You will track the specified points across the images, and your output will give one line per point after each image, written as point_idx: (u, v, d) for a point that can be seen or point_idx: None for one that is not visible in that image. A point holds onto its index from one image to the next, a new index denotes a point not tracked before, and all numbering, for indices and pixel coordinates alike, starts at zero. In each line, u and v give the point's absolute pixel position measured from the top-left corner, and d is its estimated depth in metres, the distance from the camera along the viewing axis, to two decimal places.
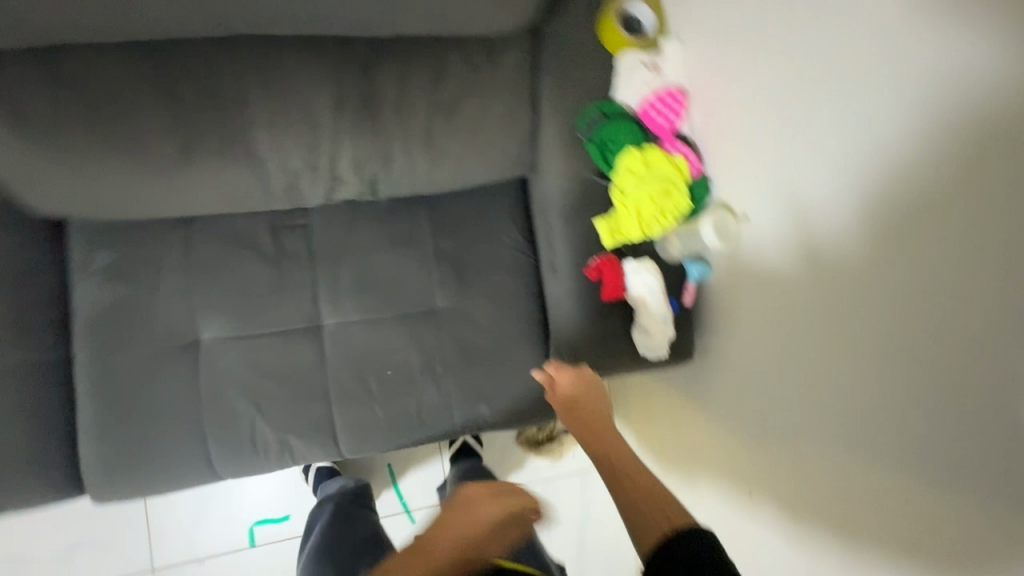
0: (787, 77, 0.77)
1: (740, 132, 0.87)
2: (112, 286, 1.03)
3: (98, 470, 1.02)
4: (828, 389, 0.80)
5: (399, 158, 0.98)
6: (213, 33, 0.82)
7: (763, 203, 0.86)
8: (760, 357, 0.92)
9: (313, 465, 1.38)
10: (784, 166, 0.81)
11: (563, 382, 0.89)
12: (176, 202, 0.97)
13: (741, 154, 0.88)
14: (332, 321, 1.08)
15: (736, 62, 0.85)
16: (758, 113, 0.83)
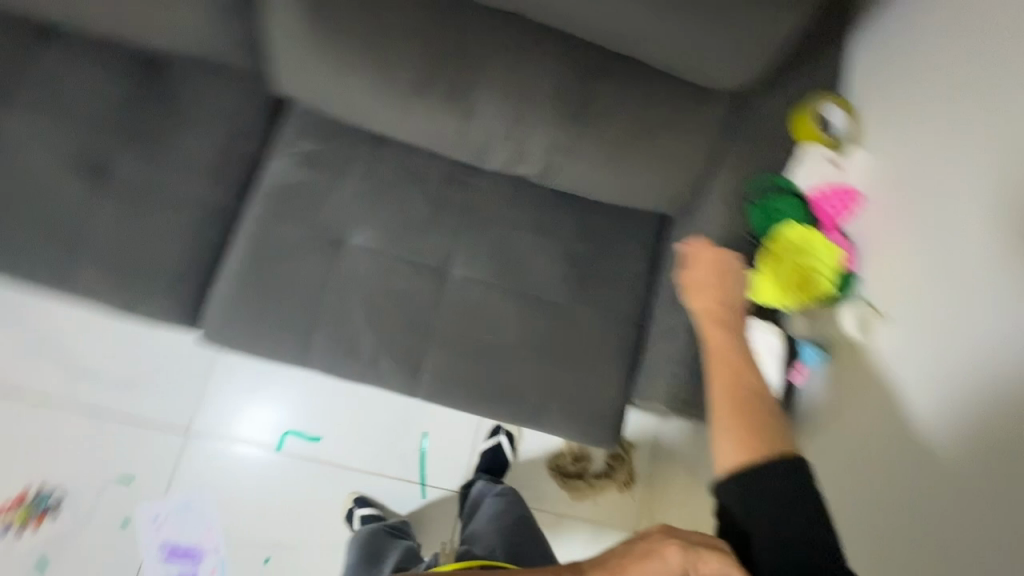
0: (978, 211, 0.79)
1: (910, 245, 0.90)
2: (301, 168, 1.17)
3: (218, 313, 1.12)
4: (944, 521, 0.78)
5: (583, 157, 1.08)
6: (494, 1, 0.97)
7: (916, 317, 0.88)
8: (874, 464, 0.92)
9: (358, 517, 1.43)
10: (951, 290, 0.83)
11: (706, 260, 0.98)
12: (389, 123, 1.11)
13: (905, 265, 0.91)
14: (460, 272, 1.16)
15: (927, 181, 0.88)
16: (912, 252, 0.90)
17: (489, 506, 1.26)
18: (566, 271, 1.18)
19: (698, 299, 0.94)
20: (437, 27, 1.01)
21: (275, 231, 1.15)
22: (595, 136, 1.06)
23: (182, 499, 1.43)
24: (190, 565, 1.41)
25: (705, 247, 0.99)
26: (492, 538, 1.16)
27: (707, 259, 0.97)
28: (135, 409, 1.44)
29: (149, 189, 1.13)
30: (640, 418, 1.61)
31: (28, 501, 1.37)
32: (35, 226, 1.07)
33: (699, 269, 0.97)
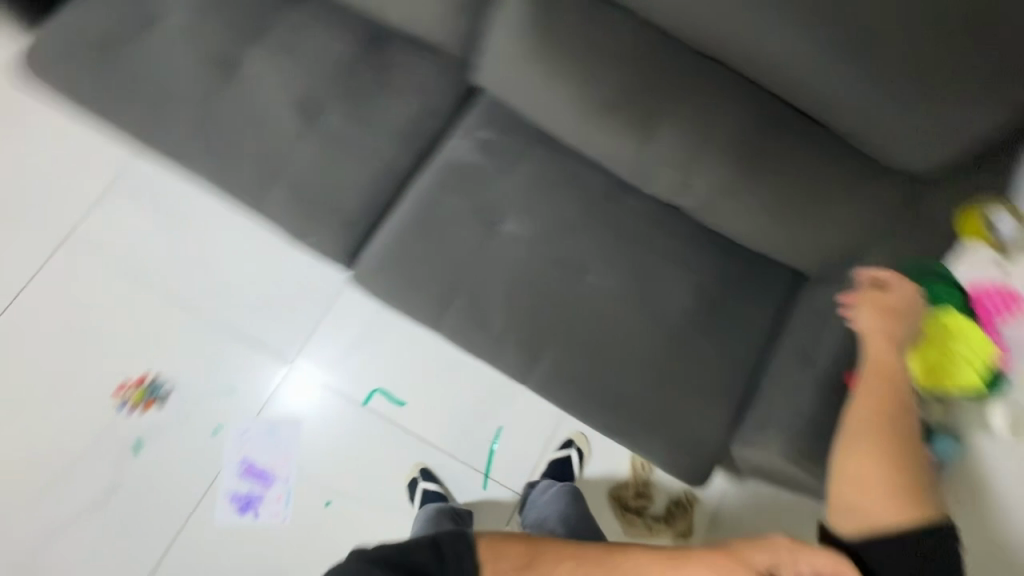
0: None
1: None
2: (478, 151, 1.28)
3: (374, 260, 1.24)
4: None
5: (746, 201, 1.14)
6: (710, 45, 1.07)
7: None
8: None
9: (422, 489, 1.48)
10: None
11: (906, 295, 0.99)
12: (571, 130, 1.21)
13: None
14: (596, 279, 1.23)
15: None
16: None
17: (552, 495, 1.35)
18: (695, 304, 1.22)
19: (892, 327, 0.97)
20: (647, 58, 1.12)
21: (441, 201, 1.26)
22: (763, 186, 1.12)
23: (270, 423, 1.52)
24: (259, 487, 1.47)
25: (892, 278, 1.02)
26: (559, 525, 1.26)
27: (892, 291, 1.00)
28: (253, 330, 1.56)
29: (346, 140, 1.27)
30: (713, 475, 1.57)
31: (145, 384, 1.50)
32: (253, 150, 1.25)
33: (880, 297, 1.00)
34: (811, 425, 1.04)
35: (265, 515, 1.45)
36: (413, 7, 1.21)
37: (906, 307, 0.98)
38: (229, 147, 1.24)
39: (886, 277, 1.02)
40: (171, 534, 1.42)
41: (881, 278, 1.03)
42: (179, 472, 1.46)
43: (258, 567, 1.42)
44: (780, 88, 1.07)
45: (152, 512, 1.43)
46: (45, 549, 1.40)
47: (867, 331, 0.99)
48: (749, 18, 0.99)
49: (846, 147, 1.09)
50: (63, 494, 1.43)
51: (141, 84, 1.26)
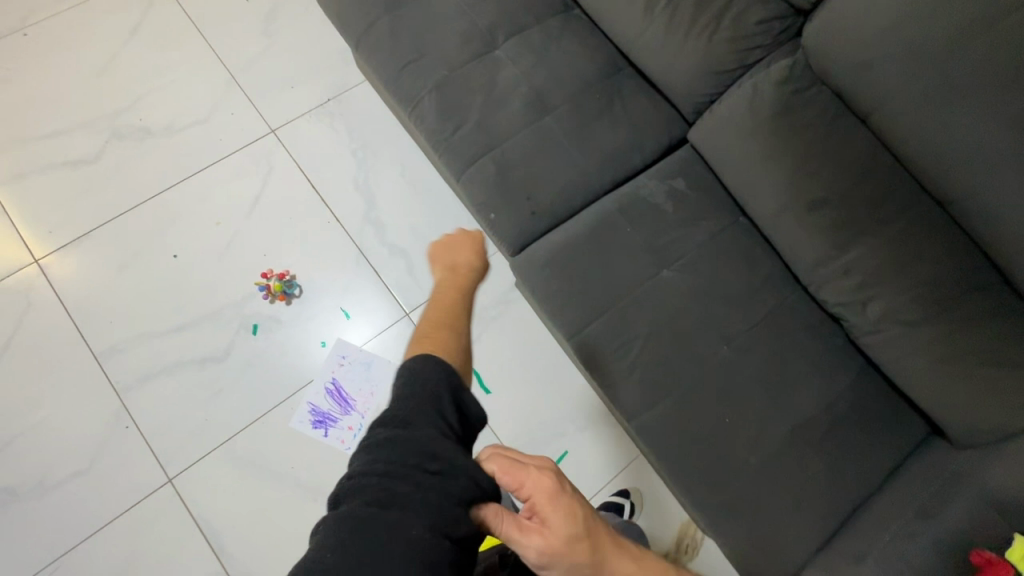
0: None
1: None
2: (667, 195, 1.36)
3: (538, 255, 1.32)
4: None
5: (915, 340, 1.14)
6: (938, 185, 1.13)
7: None
8: None
9: None
10: None
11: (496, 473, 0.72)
12: (767, 211, 1.26)
13: None
14: (733, 353, 1.26)
15: None
16: None
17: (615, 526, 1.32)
18: (822, 416, 1.22)
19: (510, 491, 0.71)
20: (869, 175, 1.19)
21: (619, 226, 1.33)
22: (939, 333, 1.12)
23: (368, 357, 1.60)
24: (338, 411, 1.54)
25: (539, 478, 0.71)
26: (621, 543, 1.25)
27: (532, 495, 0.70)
28: (386, 271, 1.68)
29: (559, 142, 1.37)
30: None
31: (285, 280, 1.61)
32: (478, 120, 1.37)
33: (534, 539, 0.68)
34: None
35: (332, 438, 1.51)
36: (667, 55, 1.33)
37: (517, 468, 0.71)
38: (457, 112, 1.37)
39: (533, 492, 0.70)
40: (248, 420, 1.50)
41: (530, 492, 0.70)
42: (278, 367, 1.56)
43: (306, 483, 1.47)
44: (994, 249, 1.10)
45: (242, 392, 1.52)
46: (142, 386, 1.50)
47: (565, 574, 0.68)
48: (996, 177, 1.04)
49: None
50: (175, 344, 1.55)
51: (409, 33, 1.42)
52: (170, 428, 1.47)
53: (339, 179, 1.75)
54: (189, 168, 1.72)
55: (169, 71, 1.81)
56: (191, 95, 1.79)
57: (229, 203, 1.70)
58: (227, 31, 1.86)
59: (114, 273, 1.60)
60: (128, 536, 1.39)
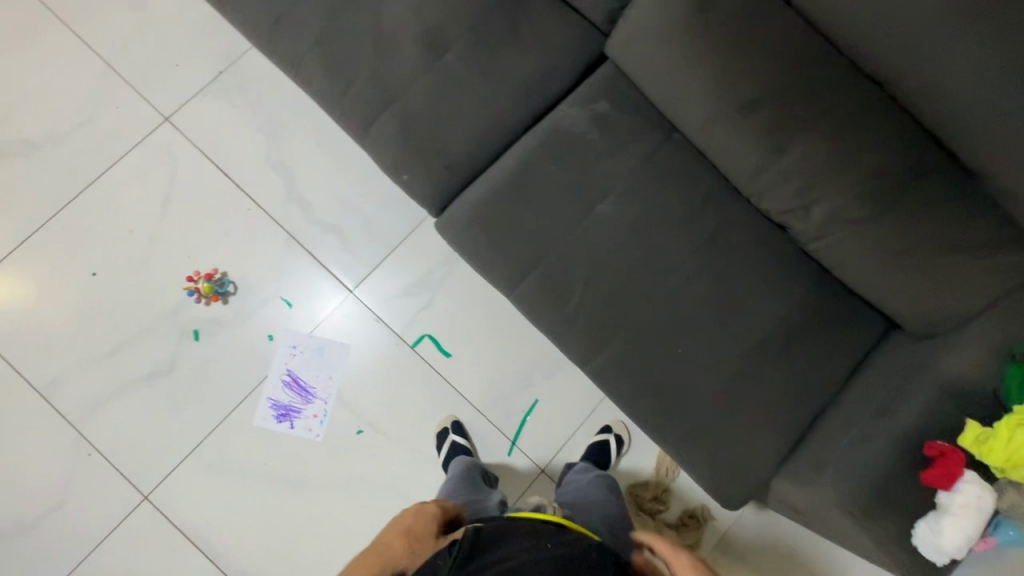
0: None
1: None
2: (591, 122, 1.24)
3: (464, 212, 1.22)
4: None
5: (862, 239, 1.08)
6: (875, 62, 1.03)
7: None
8: None
9: (451, 439, 1.51)
10: None
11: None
12: (698, 123, 1.16)
13: None
14: (680, 280, 1.20)
15: None
16: None
17: (590, 483, 1.36)
18: (776, 330, 1.18)
19: None
20: (800, 63, 1.07)
21: (544, 166, 1.23)
22: (886, 224, 1.05)
23: (320, 343, 1.55)
24: (299, 402, 1.51)
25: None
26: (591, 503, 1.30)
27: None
28: (320, 251, 1.60)
29: (465, 82, 1.23)
30: (745, 506, 1.55)
31: (214, 280, 1.53)
32: (370, 72, 1.22)
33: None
34: (879, 480, 0.98)
35: (299, 428, 1.50)
36: None
37: None
38: (346, 66, 1.22)
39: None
40: (209, 426, 1.48)
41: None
42: (229, 369, 1.51)
43: (283, 476, 1.48)
44: (938, 124, 1.01)
45: (197, 400, 1.49)
46: (95, 412, 1.47)
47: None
48: (931, 44, 0.93)
49: (993, 203, 1.02)
50: (118, 364, 1.50)
51: None
52: (133, 448, 1.46)
53: (250, 161, 1.61)
54: (87, 175, 1.58)
55: (38, 70, 1.62)
56: (69, 94, 1.61)
57: (138, 208, 1.58)
58: (92, 11, 1.65)
59: (36, 302, 1.52)
60: (117, 557, 1.41)
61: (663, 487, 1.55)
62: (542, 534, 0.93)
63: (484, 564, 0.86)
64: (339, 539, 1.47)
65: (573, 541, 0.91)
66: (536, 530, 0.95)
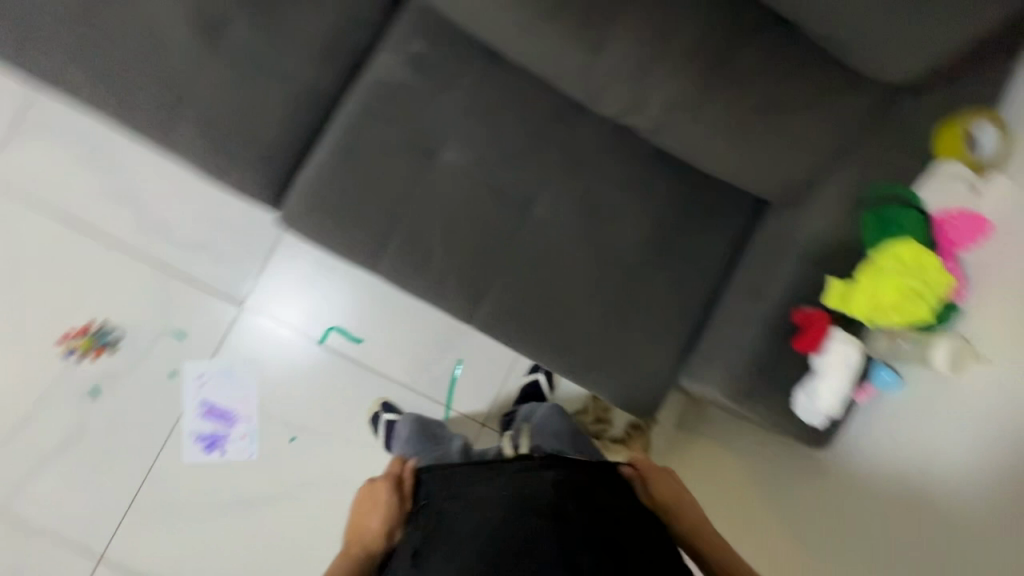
0: None
1: (994, 310, 0.90)
2: (408, 68, 1.14)
3: (300, 199, 1.13)
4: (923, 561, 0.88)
5: (702, 122, 1.02)
6: None
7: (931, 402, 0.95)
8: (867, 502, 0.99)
9: (383, 421, 1.50)
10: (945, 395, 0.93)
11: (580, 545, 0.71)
12: (510, 40, 1.05)
13: (989, 320, 0.90)
14: (540, 211, 1.15)
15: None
16: (982, 324, 0.91)
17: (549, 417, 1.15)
18: (646, 235, 1.15)
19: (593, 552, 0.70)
20: None
21: (371, 128, 1.13)
22: (721, 101, 1.00)
23: (225, 364, 1.50)
24: (223, 427, 1.48)
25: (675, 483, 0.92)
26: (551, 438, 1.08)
27: (687, 509, 0.89)
28: (195, 272, 1.51)
29: (259, 59, 1.11)
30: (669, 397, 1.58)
31: (91, 332, 1.47)
32: (146, 73, 1.08)
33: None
34: (759, 360, 0.98)
35: (232, 452, 1.48)
36: None
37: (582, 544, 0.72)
38: (115, 73, 1.07)
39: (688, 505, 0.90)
40: (140, 475, 1.46)
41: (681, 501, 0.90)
42: (139, 416, 1.47)
43: (229, 500, 1.48)
44: None
45: (117, 454, 1.46)
46: (18, 493, 1.43)
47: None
48: None
49: (818, 53, 0.97)
50: (23, 443, 1.44)
51: None
52: (68, 518, 1.44)
53: (88, 197, 1.48)
54: None
55: None
56: None
57: None
58: None
59: None
60: None
61: (604, 407, 1.56)
62: (475, 480, 0.81)
63: (445, 534, 0.76)
64: (301, 542, 1.49)
65: (515, 474, 0.79)
66: (488, 467, 0.82)
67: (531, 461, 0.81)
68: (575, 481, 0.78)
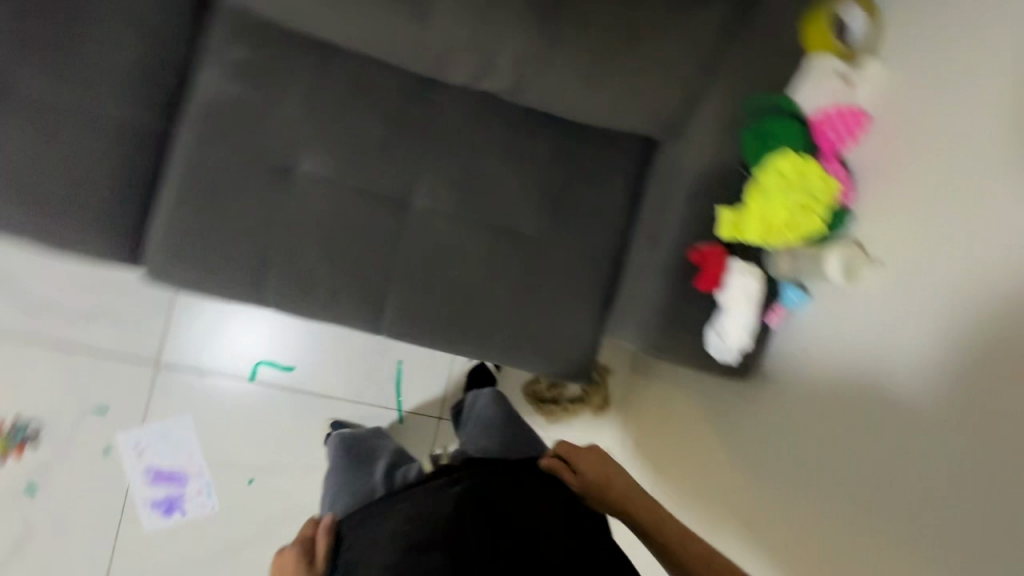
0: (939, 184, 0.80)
1: (888, 204, 0.87)
2: (234, 80, 1.01)
3: (158, 251, 1.02)
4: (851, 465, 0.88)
5: (558, 72, 0.94)
6: None
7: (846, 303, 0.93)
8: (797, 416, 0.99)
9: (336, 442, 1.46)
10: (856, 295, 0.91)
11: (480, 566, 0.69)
12: (331, 26, 0.94)
13: (885, 215, 0.87)
14: (420, 202, 1.08)
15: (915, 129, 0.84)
16: (881, 219, 0.88)
17: (483, 415, 1.05)
18: (537, 201, 1.09)
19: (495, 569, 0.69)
20: None
21: (213, 156, 1.02)
22: (571, 44, 0.91)
23: (160, 427, 1.44)
24: (175, 488, 1.44)
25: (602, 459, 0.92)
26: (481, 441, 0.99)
27: (614, 480, 0.90)
28: (98, 343, 1.42)
29: (57, 109, 0.96)
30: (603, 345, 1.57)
31: (6, 431, 1.38)
32: None
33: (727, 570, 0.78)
34: (667, 308, 0.95)
35: (192, 510, 1.45)
36: None
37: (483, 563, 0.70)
38: None
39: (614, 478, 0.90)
40: (105, 558, 1.42)
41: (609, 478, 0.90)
42: (84, 501, 1.41)
43: (203, 557, 1.45)
44: None
45: (73, 543, 1.41)
46: None
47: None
48: None
49: None
50: None
51: None
52: None
53: None
54: None
55: None
56: None
57: None
58: None
59: None
60: None
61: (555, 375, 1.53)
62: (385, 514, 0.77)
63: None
64: None
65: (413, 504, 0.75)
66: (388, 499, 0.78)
67: (432, 485, 0.77)
68: (482, 479, 0.78)
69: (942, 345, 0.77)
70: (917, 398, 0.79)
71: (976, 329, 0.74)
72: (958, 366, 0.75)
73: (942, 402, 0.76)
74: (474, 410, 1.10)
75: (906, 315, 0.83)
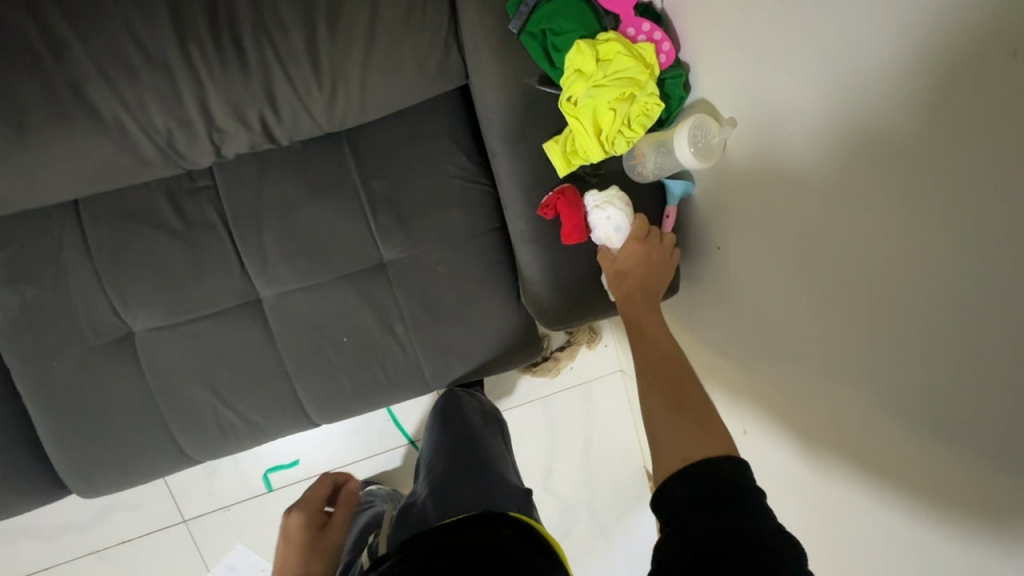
0: None
1: (727, 13, 0.63)
2: (12, 289, 0.91)
3: (68, 478, 0.98)
4: (821, 348, 0.68)
5: (285, 94, 0.76)
6: None
7: (749, 141, 0.67)
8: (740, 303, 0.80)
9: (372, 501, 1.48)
10: (759, 111, 0.64)
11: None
12: (36, 192, 0.79)
13: (726, 30, 0.64)
14: (269, 292, 0.97)
15: None
16: (733, 21, 0.63)
17: (429, 445, 0.99)
18: (376, 223, 0.95)
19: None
20: None
21: (46, 371, 0.93)
22: (273, 58, 0.73)
23: (225, 565, 1.49)
24: None
25: (671, 273, 0.78)
26: (423, 478, 0.92)
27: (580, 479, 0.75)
28: (125, 532, 1.46)
29: None
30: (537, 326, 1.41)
31: None
32: None
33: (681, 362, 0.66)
34: (551, 273, 0.82)
35: None
36: None
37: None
38: None
39: (653, 293, 0.75)
40: None
41: (649, 285, 0.75)
42: None
43: None
44: None
45: None
46: None
47: (722, 446, 0.57)
48: None
49: None
50: None
51: None
52: None
53: None
54: None
55: None
56: None
57: None
58: None
59: None
60: None
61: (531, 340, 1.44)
62: None
63: None
64: None
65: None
66: None
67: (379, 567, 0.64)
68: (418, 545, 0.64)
69: (881, 95, 0.51)
70: (891, 225, 0.54)
71: (916, 54, 0.47)
72: (912, 114, 0.49)
73: (912, 179, 0.51)
74: (424, 441, 1.04)
75: (822, 102, 0.56)
